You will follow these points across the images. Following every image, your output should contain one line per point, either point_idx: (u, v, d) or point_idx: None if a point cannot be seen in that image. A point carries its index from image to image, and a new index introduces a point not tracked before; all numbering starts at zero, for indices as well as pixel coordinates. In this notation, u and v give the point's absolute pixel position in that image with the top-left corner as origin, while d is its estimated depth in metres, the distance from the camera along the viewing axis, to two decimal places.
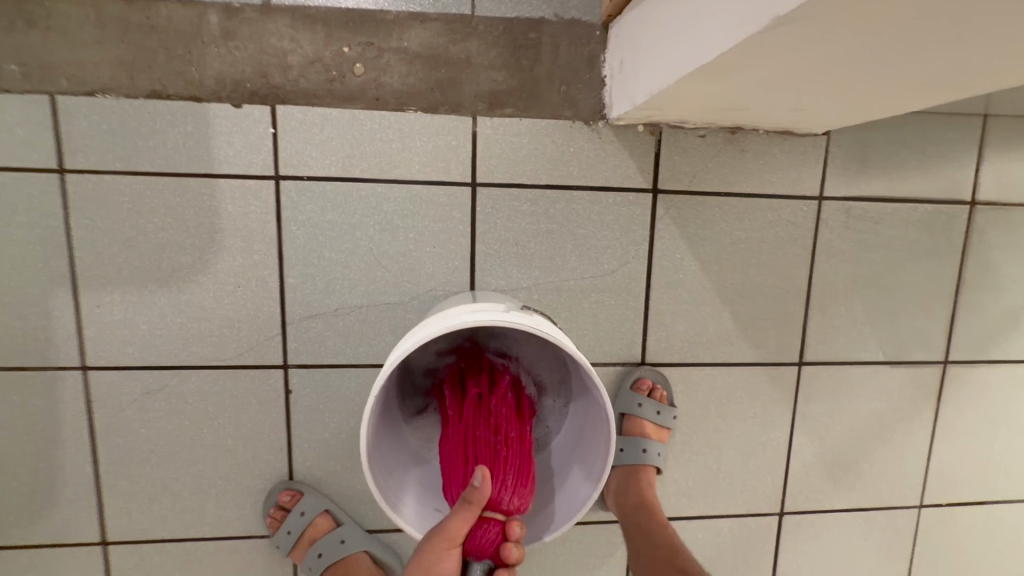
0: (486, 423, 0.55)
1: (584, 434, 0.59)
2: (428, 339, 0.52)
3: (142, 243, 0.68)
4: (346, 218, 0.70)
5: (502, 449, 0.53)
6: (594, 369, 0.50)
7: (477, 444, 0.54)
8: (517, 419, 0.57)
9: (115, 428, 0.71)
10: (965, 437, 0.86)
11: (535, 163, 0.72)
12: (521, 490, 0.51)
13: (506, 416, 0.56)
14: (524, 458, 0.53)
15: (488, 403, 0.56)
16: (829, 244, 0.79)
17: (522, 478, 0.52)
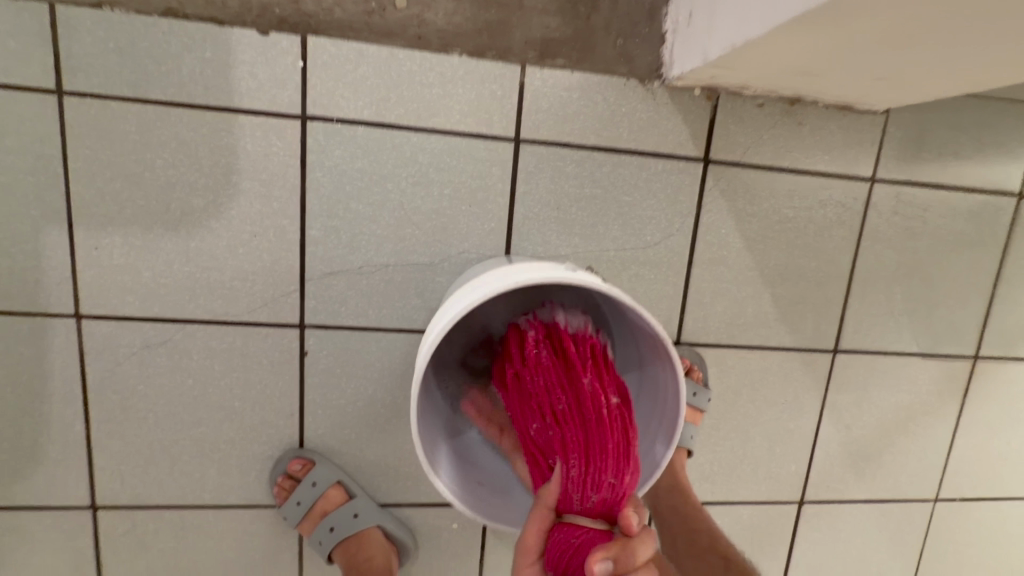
0: (534, 401, 0.51)
1: (646, 384, 0.59)
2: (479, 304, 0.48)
3: (149, 180, 0.61)
4: (377, 168, 0.64)
5: (554, 431, 0.48)
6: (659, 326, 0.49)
7: (531, 426, 0.50)
8: (568, 382, 0.50)
9: (110, 384, 0.65)
10: (986, 432, 0.86)
11: (584, 121, 0.67)
12: (597, 474, 0.45)
13: (551, 387, 0.50)
14: (591, 430, 0.47)
15: (531, 373, 0.52)
16: (874, 229, 0.76)
17: (592, 456, 0.46)
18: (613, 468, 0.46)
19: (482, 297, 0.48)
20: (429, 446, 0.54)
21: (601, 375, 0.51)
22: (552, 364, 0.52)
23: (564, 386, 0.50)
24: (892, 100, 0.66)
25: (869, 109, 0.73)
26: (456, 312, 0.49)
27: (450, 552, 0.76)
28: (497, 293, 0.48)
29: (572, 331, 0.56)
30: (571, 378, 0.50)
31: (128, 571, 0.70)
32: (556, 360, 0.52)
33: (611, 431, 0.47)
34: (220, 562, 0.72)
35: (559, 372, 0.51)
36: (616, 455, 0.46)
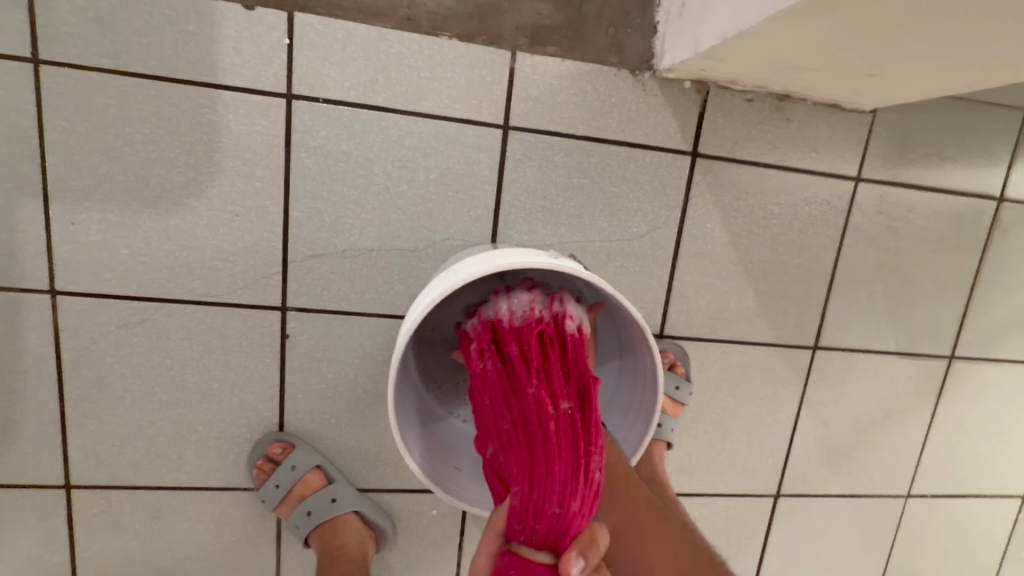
0: (487, 422, 0.51)
1: (630, 368, 0.60)
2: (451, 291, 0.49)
3: (128, 156, 0.60)
4: (364, 150, 0.64)
5: (505, 453, 0.48)
6: (634, 309, 0.49)
7: (488, 447, 0.51)
8: (513, 396, 0.49)
9: (85, 362, 0.64)
10: (959, 430, 0.87)
11: (573, 110, 0.66)
12: (540, 503, 0.43)
13: (499, 403, 0.50)
14: (536, 451, 0.46)
15: (481, 386, 0.52)
16: (858, 228, 0.77)
17: (536, 480, 0.44)
18: (559, 494, 0.43)
19: (451, 286, 0.49)
20: (406, 428, 0.54)
21: (551, 382, 0.49)
22: (501, 374, 0.51)
23: (513, 400, 0.49)
24: (881, 97, 0.66)
25: (857, 108, 0.73)
26: (428, 300, 0.50)
27: (429, 538, 0.76)
28: (477, 278, 0.49)
29: (525, 321, 0.54)
30: (518, 391, 0.50)
31: (102, 552, 0.69)
32: (504, 369, 0.51)
33: (556, 451, 0.45)
34: (196, 545, 0.71)
35: (505, 384, 0.50)
36: (562, 477, 0.44)
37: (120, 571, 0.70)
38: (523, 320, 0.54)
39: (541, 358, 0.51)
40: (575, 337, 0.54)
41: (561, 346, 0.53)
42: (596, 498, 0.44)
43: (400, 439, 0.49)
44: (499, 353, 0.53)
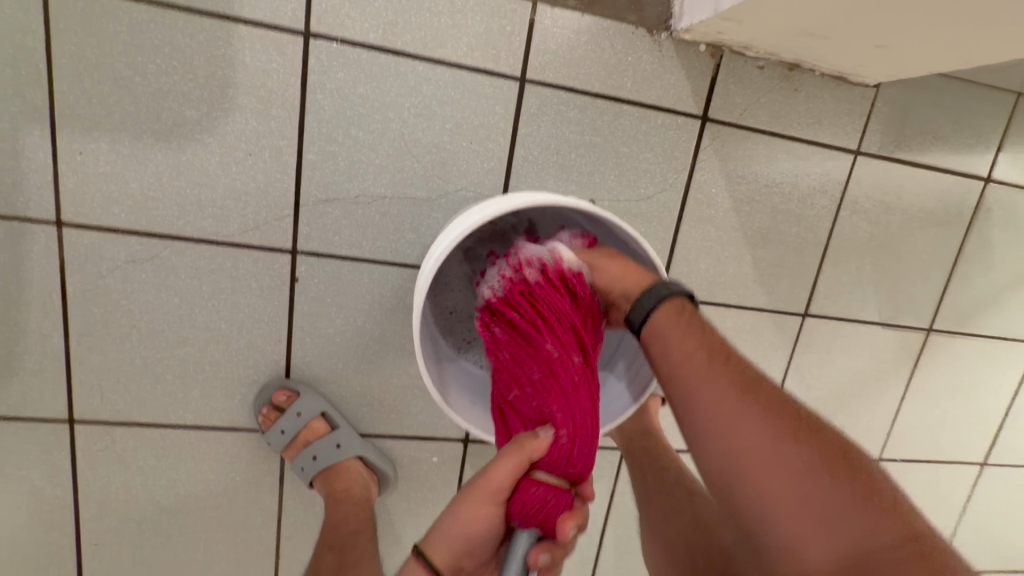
0: (510, 375, 0.55)
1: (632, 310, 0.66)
2: (479, 224, 0.53)
3: (140, 87, 0.59)
4: (380, 95, 0.63)
5: (534, 401, 0.53)
6: (645, 242, 0.55)
7: (512, 397, 0.55)
8: (535, 351, 0.54)
9: (91, 296, 0.63)
10: (930, 399, 0.93)
11: (589, 67, 0.67)
12: (578, 445, 0.50)
13: (521, 361, 0.54)
14: (567, 399, 0.51)
15: (498, 345, 0.56)
16: (853, 201, 0.80)
17: (573, 425, 0.50)
18: (590, 436, 0.51)
19: (472, 227, 0.53)
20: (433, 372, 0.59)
21: (567, 334, 0.54)
22: (515, 333, 0.55)
23: (534, 356, 0.53)
24: (888, 69, 0.68)
25: (861, 82, 0.75)
26: (456, 236, 0.54)
27: (429, 484, 0.79)
28: (503, 213, 0.53)
29: (519, 279, 0.57)
30: (538, 346, 0.53)
31: (104, 488, 0.70)
32: (516, 327, 0.55)
33: (584, 398, 0.51)
34: (199, 484, 0.72)
35: (523, 342, 0.54)
36: (591, 420, 0.51)
37: (122, 507, 0.71)
38: (516, 277, 0.57)
39: (548, 312, 0.54)
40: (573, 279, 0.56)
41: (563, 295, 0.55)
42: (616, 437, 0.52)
43: (430, 385, 0.55)
44: (505, 314, 0.56)
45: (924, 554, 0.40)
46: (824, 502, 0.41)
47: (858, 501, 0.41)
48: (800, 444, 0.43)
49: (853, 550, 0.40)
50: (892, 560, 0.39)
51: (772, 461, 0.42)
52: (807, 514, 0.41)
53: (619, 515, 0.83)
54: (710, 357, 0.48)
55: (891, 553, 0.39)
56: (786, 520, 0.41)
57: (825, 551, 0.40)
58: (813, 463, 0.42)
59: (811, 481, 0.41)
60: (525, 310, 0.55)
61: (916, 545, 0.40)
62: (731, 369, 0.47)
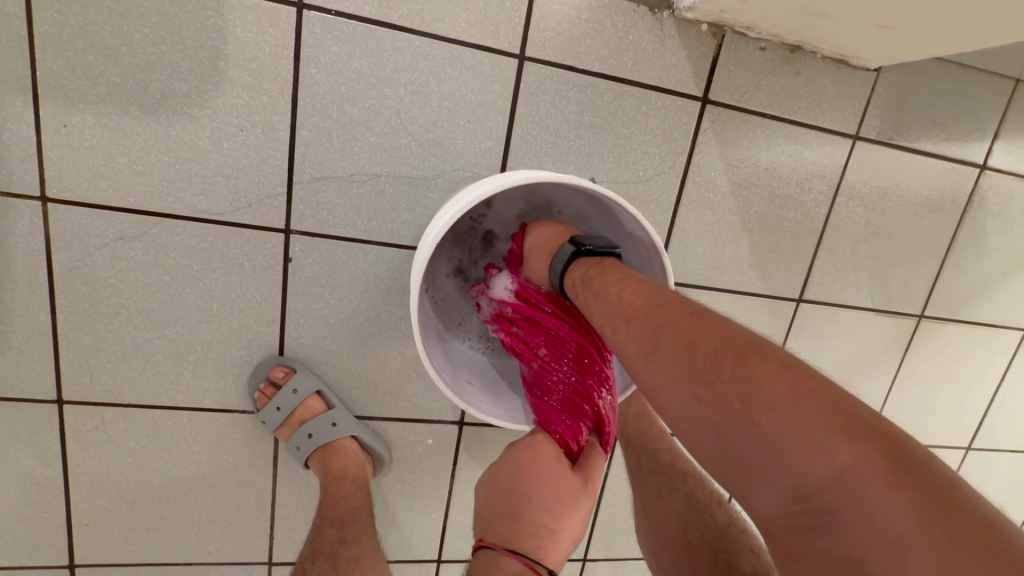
0: (558, 382, 0.60)
1: None
2: (488, 195, 0.53)
3: (127, 57, 0.57)
4: (376, 70, 0.62)
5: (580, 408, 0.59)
6: (650, 229, 0.55)
7: (553, 393, 0.60)
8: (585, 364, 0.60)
9: (78, 274, 0.62)
10: (918, 385, 0.94)
11: (590, 45, 0.66)
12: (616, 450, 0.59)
13: (571, 372, 0.60)
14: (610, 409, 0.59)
15: (549, 354, 0.61)
16: (851, 187, 0.80)
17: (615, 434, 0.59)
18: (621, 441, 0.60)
19: (480, 197, 0.53)
20: (430, 352, 0.59)
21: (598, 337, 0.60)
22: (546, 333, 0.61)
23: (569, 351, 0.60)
24: (892, 50, 0.68)
25: (862, 66, 0.75)
26: (463, 206, 0.53)
27: (423, 466, 0.79)
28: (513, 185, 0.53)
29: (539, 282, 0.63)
30: (587, 360, 0.59)
31: (95, 469, 0.69)
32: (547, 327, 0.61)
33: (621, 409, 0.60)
34: (192, 465, 0.72)
35: (572, 355, 0.60)
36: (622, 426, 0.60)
37: (113, 488, 0.70)
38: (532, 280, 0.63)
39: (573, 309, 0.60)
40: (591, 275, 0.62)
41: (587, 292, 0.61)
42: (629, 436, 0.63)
43: (429, 364, 0.55)
44: (546, 327, 0.61)
45: (889, 480, 0.27)
46: (747, 446, 0.33)
47: (784, 431, 0.31)
48: (709, 393, 0.36)
49: (793, 494, 0.30)
50: (830, 517, 0.28)
51: (690, 428, 0.37)
52: (738, 477, 0.34)
53: (611, 497, 0.84)
54: (616, 329, 0.46)
55: (827, 505, 0.29)
56: (729, 483, 0.35)
57: (767, 508, 0.32)
58: (722, 415, 0.35)
59: (728, 441, 0.34)
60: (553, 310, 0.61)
61: (870, 476, 0.27)
62: (644, 331, 0.43)
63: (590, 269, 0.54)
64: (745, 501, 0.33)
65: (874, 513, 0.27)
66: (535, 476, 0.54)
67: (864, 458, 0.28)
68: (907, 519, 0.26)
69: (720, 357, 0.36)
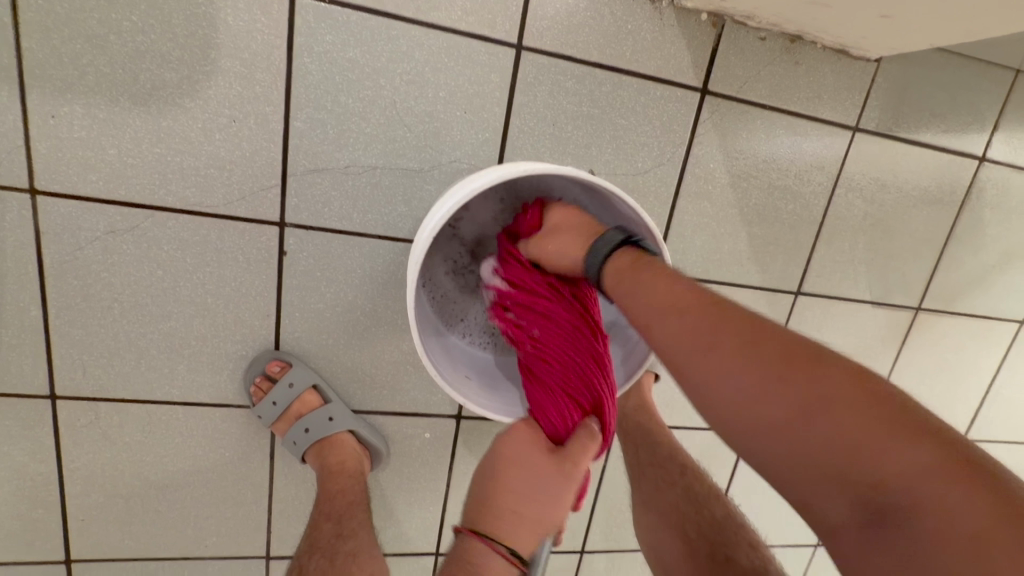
0: (551, 363, 0.59)
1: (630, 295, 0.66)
2: (483, 188, 0.52)
3: (115, 46, 0.56)
4: (371, 59, 0.61)
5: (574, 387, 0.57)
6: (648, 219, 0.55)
7: (548, 371, 0.59)
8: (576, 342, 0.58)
9: (69, 268, 0.61)
10: (915, 376, 0.94)
11: (588, 35, 0.65)
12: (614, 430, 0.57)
13: (563, 352, 0.58)
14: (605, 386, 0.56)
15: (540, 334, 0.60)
16: (850, 179, 0.79)
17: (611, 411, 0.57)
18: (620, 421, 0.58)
19: (477, 189, 0.52)
20: (426, 345, 0.59)
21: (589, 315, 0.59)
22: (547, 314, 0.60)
23: (571, 331, 0.58)
24: (893, 40, 0.67)
25: (862, 56, 0.74)
26: (460, 199, 0.53)
27: (421, 460, 0.78)
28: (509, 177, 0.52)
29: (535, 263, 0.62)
30: (579, 339, 0.58)
31: (90, 464, 0.69)
32: (547, 308, 0.59)
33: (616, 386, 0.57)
34: (188, 460, 0.71)
35: (564, 334, 0.59)
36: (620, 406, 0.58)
37: (109, 483, 0.70)
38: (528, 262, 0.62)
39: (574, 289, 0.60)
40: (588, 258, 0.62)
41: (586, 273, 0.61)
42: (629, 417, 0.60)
43: (425, 357, 0.55)
44: (537, 308, 0.60)
45: (958, 475, 0.32)
46: (818, 449, 0.36)
47: (848, 430, 0.35)
48: (780, 391, 0.38)
49: (865, 491, 0.34)
50: (905, 506, 0.32)
51: (753, 421, 0.39)
52: (801, 469, 0.37)
53: (609, 489, 0.84)
54: (657, 321, 0.47)
55: (902, 497, 0.33)
56: (789, 474, 0.38)
57: (837, 500, 0.35)
58: (792, 412, 0.37)
59: (797, 435, 0.37)
60: (552, 291, 0.60)
61: (941, 471, 0.32)
62: (695, 326, 0.44)
63: (635, 254, 0.52)
64: (809, 492, 0.37)
65: (939, 501, 0.32)
66: (512, 470, 0.54)
67: (934, 458, 0.33)
68: (984, 515, 0.30)
69: (787, 361, 0.39)
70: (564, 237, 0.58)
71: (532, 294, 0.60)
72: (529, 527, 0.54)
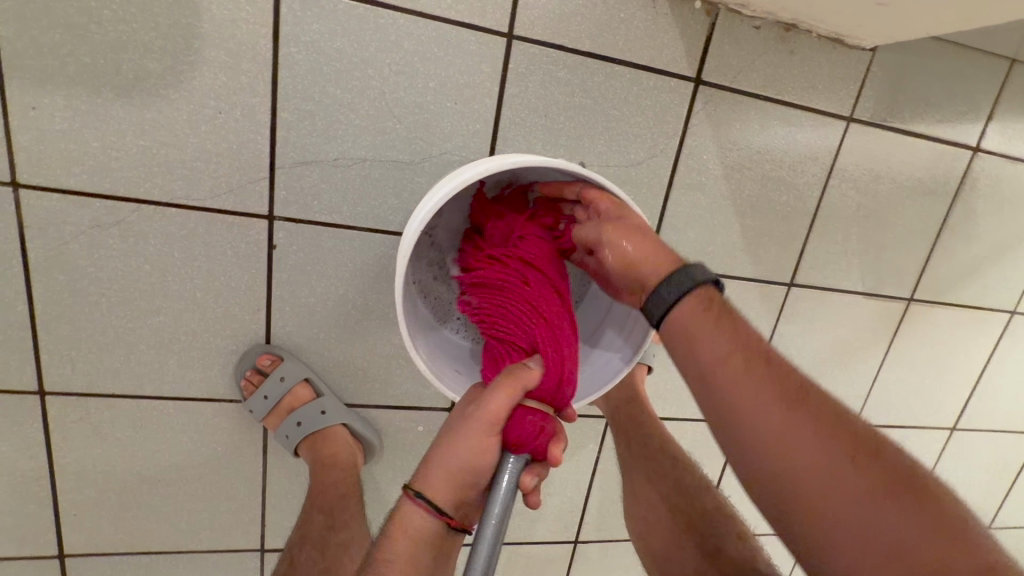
0: (493, 326, 0.56)
1: None
2: (467, 183, 0.51)
3: (96, 35, 0.54)
4: (359, 49, 0.60)
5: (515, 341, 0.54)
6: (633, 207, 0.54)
7: (491, 333, 0.56)
8: (514, 296, 0.55)
9: (55, 263, 0.60)
10: (906, 367, 0.95)
11: (580, 24, 0.64)
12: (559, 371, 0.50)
13: (504, 310, 0.55)
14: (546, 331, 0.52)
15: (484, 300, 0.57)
16: (844, 170, 0.79)
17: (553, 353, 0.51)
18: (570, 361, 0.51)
19: (461, 184, 0.51)
20: (418, 342, 0.58)
21: (530, 270, 0.56)
22: (489, 278, 0.57)
23: (512, 287, 0.55)
24: (889, 29, 0.66)
25: (858, 45, 0.74)
26: (444, 195, 0.52)
27: (414, 453, 0.78)
28: (491, 172, 0.51)
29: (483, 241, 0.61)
30: (517, 292, 0.54)
31: (82, 459, 0.68)
32: (488, 274, 0.57)
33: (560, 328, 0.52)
34: (180, 455, 0.71)
35: (504, 292, 0.55)
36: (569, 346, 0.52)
37: (100, 478, 0.70)
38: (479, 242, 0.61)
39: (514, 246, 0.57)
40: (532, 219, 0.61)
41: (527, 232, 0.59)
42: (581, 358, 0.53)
43: (416, 354, 0.55)
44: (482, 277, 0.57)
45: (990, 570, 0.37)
46: (883, 527, 0.39)
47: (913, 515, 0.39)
48: (857, 464, 0.41)
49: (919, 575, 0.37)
50: None
51: (825, 486, 0.41)
52: (859, 539, 0.40)
53: (602, 480, 0.85)
54: (733, 362, 0.47)
55: None
56: (841, 545, 0.40)
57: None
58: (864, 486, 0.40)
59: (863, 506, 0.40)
60: (493, 256, 0.58)
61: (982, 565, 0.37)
62: (777, 382, 0.45)
63: (722, 298, 0.50)
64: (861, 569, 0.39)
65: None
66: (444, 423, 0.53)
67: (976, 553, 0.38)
68: None
69: (857, 440, 0.43)
70: (647, 239, 0.52)
71: (483, 265, 0.58)
72: (455, 478, 0.50)
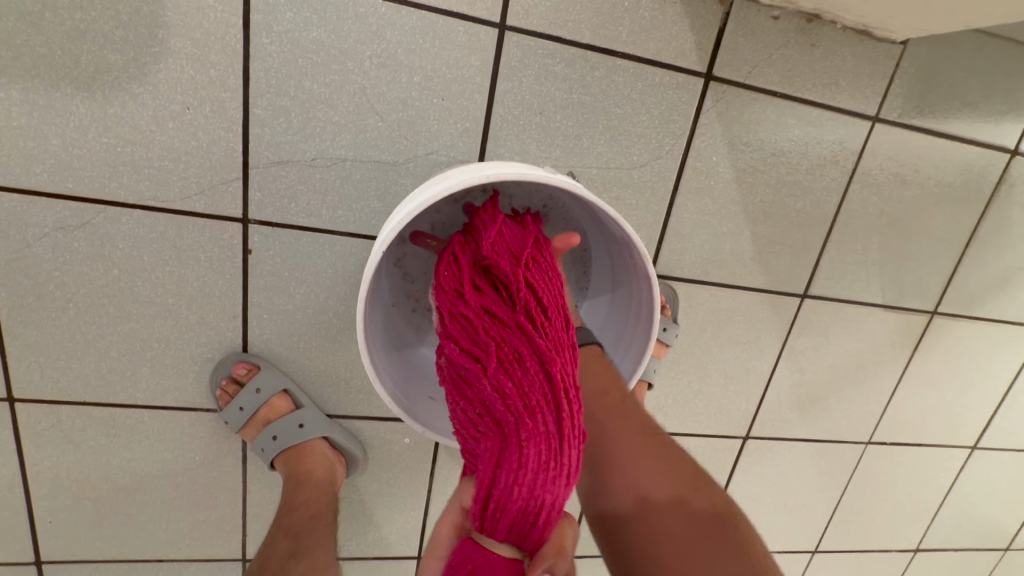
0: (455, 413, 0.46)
1: (624, 302, 0.58)
2: (433, 199, 0.45)
3: (52, 24, 0.50)
4: (337, 40, 0.55)
5: (475, 441, 0.44)
6: (629, 228, 0.47)
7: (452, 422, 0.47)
8: (476, 379, 0.44)
9: (17, 266, 0.57)
10: (926, 384, 0.89)
11: (580, 13, 0.59)
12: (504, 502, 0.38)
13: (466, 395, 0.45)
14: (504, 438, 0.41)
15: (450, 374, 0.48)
16: (867, 174, 0.73)
17: (504, 473, 0.39)
18: (529, 487, 0.38)
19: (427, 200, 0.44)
20: (387, 367, 0.54)
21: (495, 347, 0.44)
22: (460, 340, 0.46)
23: (481, 368, 0.44)
24: (920, 20, 0.60)
25: (887, 38, 0.67)
26: (407, 211, 0.45)
27: (399, 466, 0.75)
28: (463, 185, 0.45)
29: (467, 267, 0.49)
30: (478, 376, 0.44)
31: (54, 467, 0.66)
32: (454, 339, 0.47)
33: (523, 438, 0.40)
34: (156, 463, 0.68)
35: (462, 372, 0.46)
36: (536, 465, 0.39)
37: (74, 486, 0.67)
38: (455, 271, 0.50)
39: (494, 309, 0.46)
40: (528, 259, 0.49)
41: (526, 275, 0.48)
42: (554, 481, 0.38)
43: (378, 384, 0.49)
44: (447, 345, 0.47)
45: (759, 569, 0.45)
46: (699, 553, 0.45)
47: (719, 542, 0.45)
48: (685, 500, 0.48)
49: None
50: None
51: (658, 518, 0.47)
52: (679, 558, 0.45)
53: None
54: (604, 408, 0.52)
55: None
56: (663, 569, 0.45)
57: None
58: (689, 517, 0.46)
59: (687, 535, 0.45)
60: (461, 314, 0.47)
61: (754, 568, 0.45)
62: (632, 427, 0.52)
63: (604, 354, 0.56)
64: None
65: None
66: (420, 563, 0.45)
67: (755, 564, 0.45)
68: None
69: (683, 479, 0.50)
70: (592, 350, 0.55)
71: (450, 321, 0.48)
72: None
